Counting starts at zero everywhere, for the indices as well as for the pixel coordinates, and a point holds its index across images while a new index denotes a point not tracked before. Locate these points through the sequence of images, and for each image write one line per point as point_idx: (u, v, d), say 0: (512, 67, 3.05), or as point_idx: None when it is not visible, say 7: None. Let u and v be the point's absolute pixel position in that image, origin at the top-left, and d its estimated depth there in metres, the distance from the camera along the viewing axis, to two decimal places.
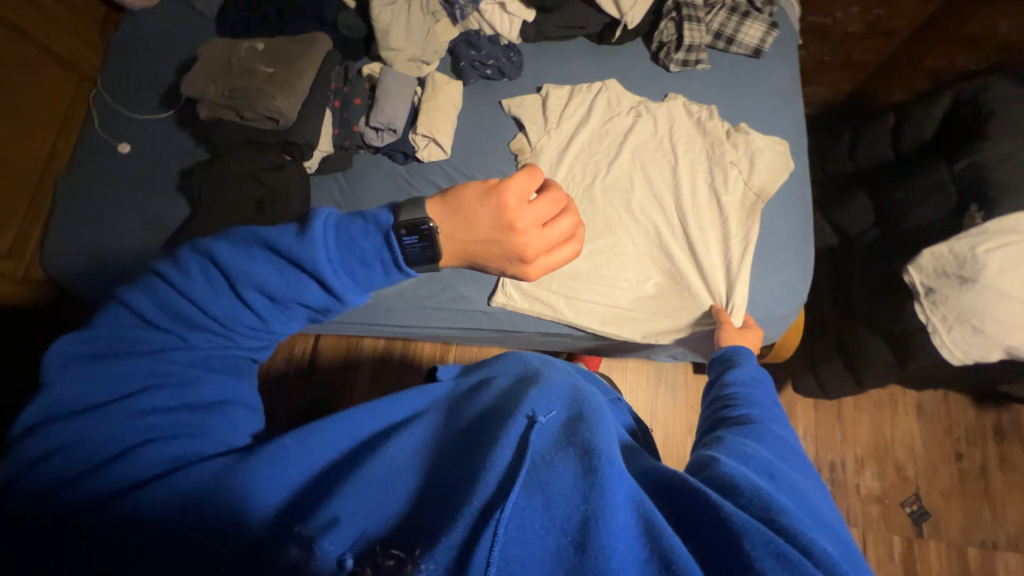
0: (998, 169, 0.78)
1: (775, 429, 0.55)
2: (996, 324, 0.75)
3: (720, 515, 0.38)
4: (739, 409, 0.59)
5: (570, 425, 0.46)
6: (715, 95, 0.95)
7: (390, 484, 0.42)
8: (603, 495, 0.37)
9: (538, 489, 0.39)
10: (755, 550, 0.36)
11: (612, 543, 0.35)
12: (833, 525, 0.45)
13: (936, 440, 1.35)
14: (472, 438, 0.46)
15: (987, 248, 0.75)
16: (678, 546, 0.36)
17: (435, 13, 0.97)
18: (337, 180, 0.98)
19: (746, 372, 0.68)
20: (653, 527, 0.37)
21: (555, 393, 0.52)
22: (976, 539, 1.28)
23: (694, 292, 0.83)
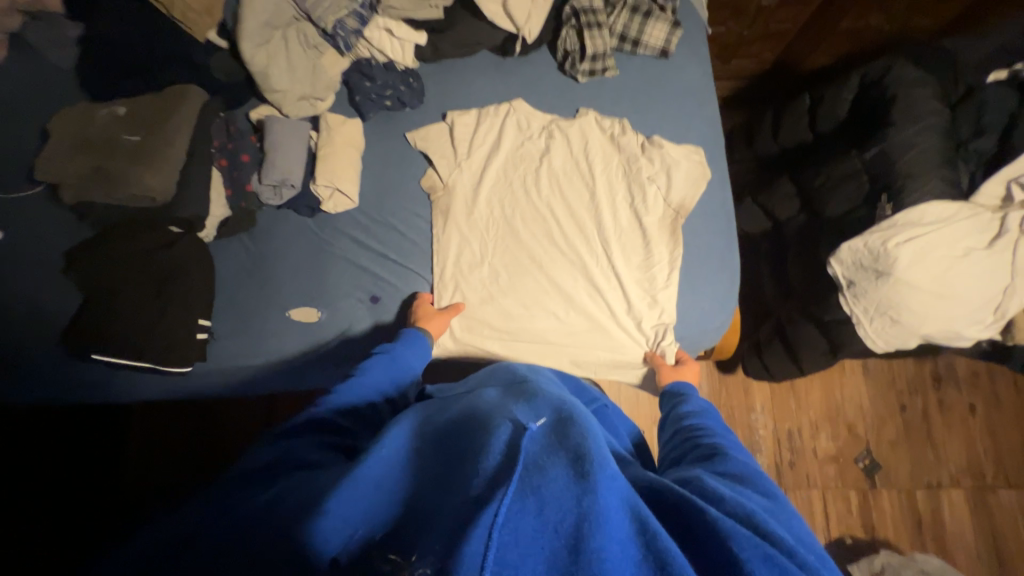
0: (904, 156, 0.78)
1: (741, 451, 0.57)
2: (912, 314, 0.76)
3: (709, 521, 0.40)
4: (707, 433, 0.61)
5: (563, 426, 0.47)
6: (627, 103, 0.92)
7: (381, 489, 0.45)
8: (597, 500, 0.38)
9: (533, 491, 0.39)
10: (744, 552, 0.37)
11: (606, 547, 0.35)
12: (806, 537, 0.46)
13: (881, 394, 1.42)
14: (467, 448, 0.47)
15: (898, 241, 0.75)
16: (671, 545, 0.38)
17: (317, 45, 0.87)
18: (241, 243, 0.90)
19: (698, 403, 0.69)
20: (647, 529, 0.38)
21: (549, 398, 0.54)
22: (923, 480, 1.38)
23: (623, 322, 0.83)
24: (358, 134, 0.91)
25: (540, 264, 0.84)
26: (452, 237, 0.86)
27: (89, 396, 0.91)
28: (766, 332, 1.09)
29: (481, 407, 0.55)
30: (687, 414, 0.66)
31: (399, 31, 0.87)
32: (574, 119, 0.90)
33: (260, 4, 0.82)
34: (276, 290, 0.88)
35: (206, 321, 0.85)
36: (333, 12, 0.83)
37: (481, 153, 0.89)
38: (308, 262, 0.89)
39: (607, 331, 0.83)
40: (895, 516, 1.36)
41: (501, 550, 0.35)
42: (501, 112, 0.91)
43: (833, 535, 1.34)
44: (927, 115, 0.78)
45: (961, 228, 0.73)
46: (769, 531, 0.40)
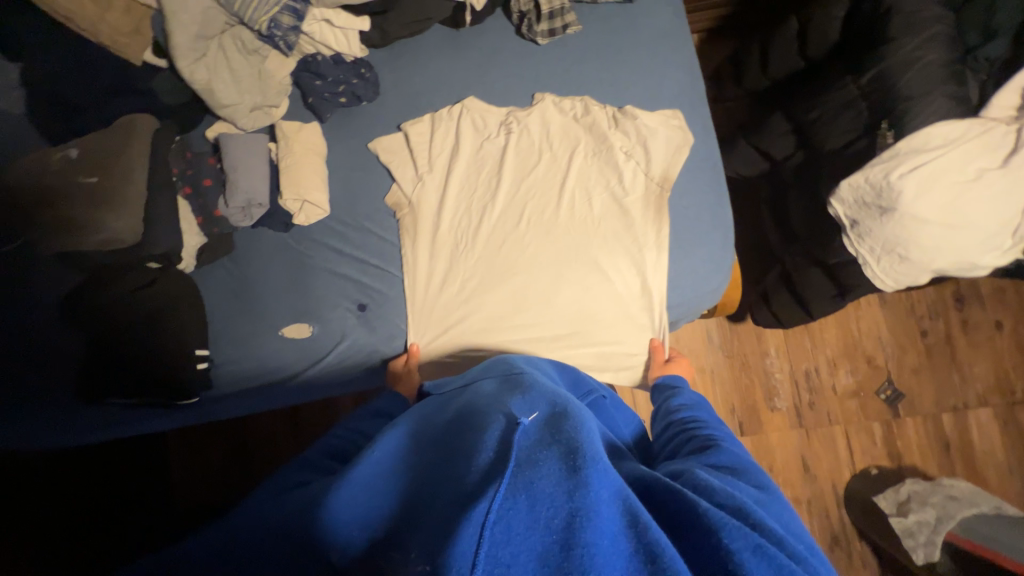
0: (904, 77, 0.70)
1: (734, 446, 0.55)
2: (921, 250, 0.71)
3: (697, 509, 0.37)
4: (701, 429, 0.59)
5: (556, 421, 0.46)
6: (594, 60, 0.86)
7: (374, 488, 0.44)
8: (587, 493, 0.36)
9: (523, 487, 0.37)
10: (733, 541, 0.35)
11: (596, 542, 0.34)
12: (801, 536, 0.44)
13: (901, 323, 1.38)
14: (461, 446, 0.45)
15: (901, 172, 0.69)
16: (660, 536, 0.36)
17: (258, 49, 0.82)
18: (225, 268, 0.90)
19: (688, 398, 0.68)
20: (637, 524, 0.36)
21: (544, 392, 0.52)
22: (948, 403, 1.36)
23: (614, 306, 0.81)
24: (318, 138, 0.87)
25: (519, 263, 0.82)
26: (425, 253, 0.85)
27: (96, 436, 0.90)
28: (772, 280, 1.05)
29: (477, 403, 0.53)
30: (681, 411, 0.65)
31: (339, 20, 0.82)
32: (532, 107, 0.86)
33: (186, 15, 0.76)
34: (266, 311, 0.88)
35: (203, 351, 0.85)
36: (263, 9, 0.77)
37: (443, 160, 0.86)
38: (292, 278, 0.88)
39: (595, 317, 0.81)
40: (921, 441, 1.35)
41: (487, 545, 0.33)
42: (453, 114, 0.86)
43: (859, 466, 1.34)
44: (929, 24, 0.70)
45: (973, 149, 0.66)
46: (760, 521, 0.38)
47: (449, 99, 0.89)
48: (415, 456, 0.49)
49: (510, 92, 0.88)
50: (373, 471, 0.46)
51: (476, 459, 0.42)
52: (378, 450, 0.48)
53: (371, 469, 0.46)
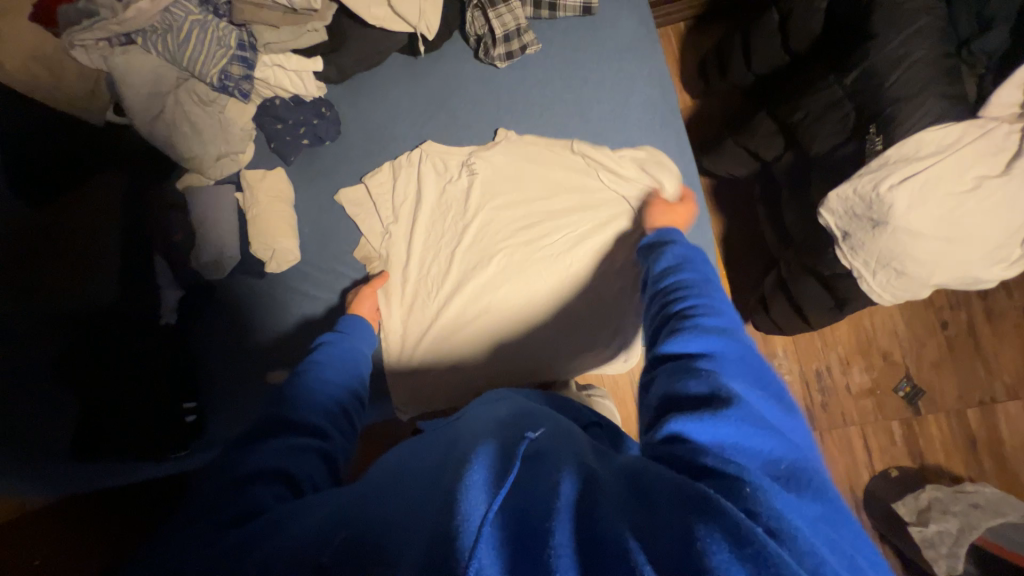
0: (891, 77, 0.64)
1: (727, 327, 0.48)
2: (918, 265, 0.65)
3: (669, 482, 0.34)
4: (688, 305, 0.51)
5: (551, 435, 0.41)
6: (557, 80, 0.84)
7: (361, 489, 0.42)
8: (556, 500, 0.34)
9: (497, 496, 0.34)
10: (693, 513, 0.31)
11: (564, 543, 0.31)
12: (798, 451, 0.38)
13: (918, 315, 1.30)
14: (453, 462, 0.39)
15: (891, 183, 0.63)
16: (620, 528, 0.32)
17: (216, 100, 0.81)
18: (202, 320, 0.89)
19: (670, 255, 0.60)
20: (599, 518, 0.33)
21: (543, 413, 0.47)
22: (974, 399, 1.28)
23: (587, 347, 0.81)
24: (283, 184, 0.86)
25: (487, 310, 0.80)
26: (394, 308, 0.82)
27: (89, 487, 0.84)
28: (768, 287, 0.99)
29: (469, 418, 0.49)
30: (661, 275, 0.58)
31: (291, 63, 0.81)
32: (496, 146, 0.83)
33: (135, 79, 0.76)
34: (249, 361, 0.88)
35: (191, 402, 0.86)
36: (212, 62, 0.76)
37: (406, 211, 0.85)
38: (271, 326, 0.88)
39: (566, 358, 0.81)
40: (945, 439, 1.27)
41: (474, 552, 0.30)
42: (413, 161, 0.85)
43: (878, 468, 1.28)
44: (917, 15, 0.63)
45: (971, 153, 0.60)
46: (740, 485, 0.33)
47: (411, 146, 0.87)
48: (411, 473, 0.43)
49: (468, 129, 0.85)
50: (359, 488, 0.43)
51: (462, 471, 0.37)
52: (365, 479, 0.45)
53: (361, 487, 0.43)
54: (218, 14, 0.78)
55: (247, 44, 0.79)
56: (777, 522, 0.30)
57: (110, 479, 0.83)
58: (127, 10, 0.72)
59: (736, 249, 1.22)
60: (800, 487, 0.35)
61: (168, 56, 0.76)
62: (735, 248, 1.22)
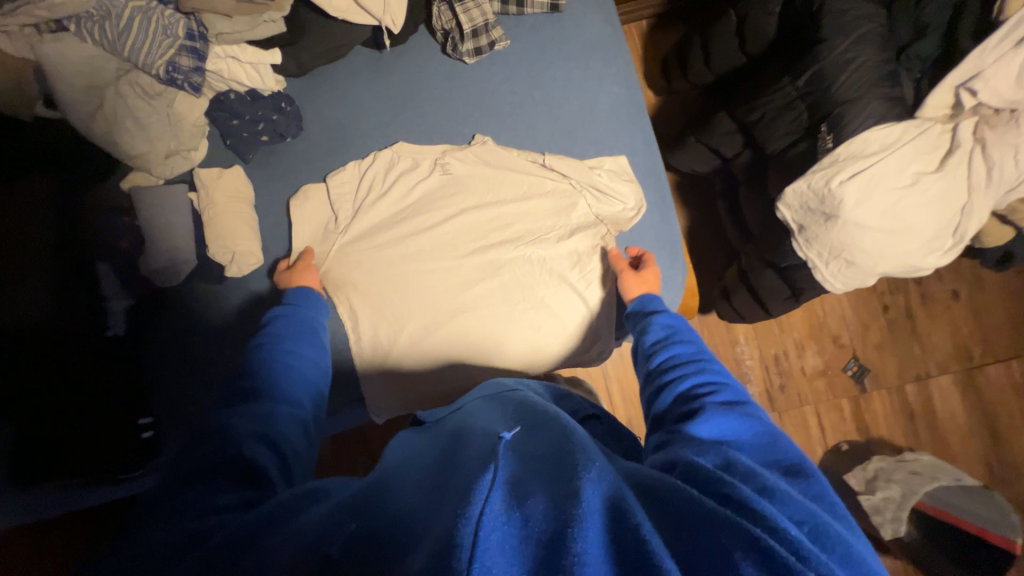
0: (839, 80, 0.68)
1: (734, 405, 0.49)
2: (865, 255, 0.70)
3: (693, 503, 0.35)
4: (692, 387, 0.53)
5: (541, 435, 0.43)
6: (526, 77, 0.84)
7: (363, 496, 0.42)
8: (578, 503, 0.34)
9: (511, 507, 0.35)
10: (725, 537, 0.32)
11: (586, 551, 0.31)
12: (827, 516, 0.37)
13: (863, 301, 1.41)
14: (452, 467, 0.41)
15: (842, 178, 0.67)
16: (652, 538, 0.33)
17: (162, 93, 0.75)
18: (156, 329, 0.83)
19: (661, 329, 0.63)
20: (635, 529, 0.33)
21: (523, 408, 0.49)
22: (911, 375, 1.39)
23: (562, 348, 0.81)
24: (241, 183, 0.81)
25: (461, 310, 0.80)
26: (364, 310, 0.80)
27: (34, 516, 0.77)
28: (730, 278, 1.04)
29: (463, 424, 0.50)
30: (657, 349, 0.61)
31: (246, 55, 0.76)
32: (468, 147, 0.83)
33: (71, 70, 0.70)
34: (210, 372, 0.83)
35: (147, 418, 0.80)
36: (158, 52, 0.71)
37: (375, 211, 0.82)
38: (233, 334, 0.83)
39: (542, 359, 0.81)
40: (887, 413, 1.39)
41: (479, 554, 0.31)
42: (382, 159, 0.83)
43: (830, 443, 1.38)
44: (861, 21, 0.67)
45: (910, 152, 0.65)
46: (762, 510, 0.35)
47: (379, 145, 0.84)
48: (403, 477, 0.44)
49: (435, 127, 0.84)
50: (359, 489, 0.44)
51: (464, 474, 0.39)
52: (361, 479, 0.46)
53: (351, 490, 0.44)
54: (165, 1, 0.72)
55: (198, 34, 0.73)
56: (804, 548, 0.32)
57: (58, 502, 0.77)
58: None
59: (700, 242, 1.27)
60: (827, 540, 0.34)
61: (107, 45, 0.71)
62: (699, 242, 1.27)
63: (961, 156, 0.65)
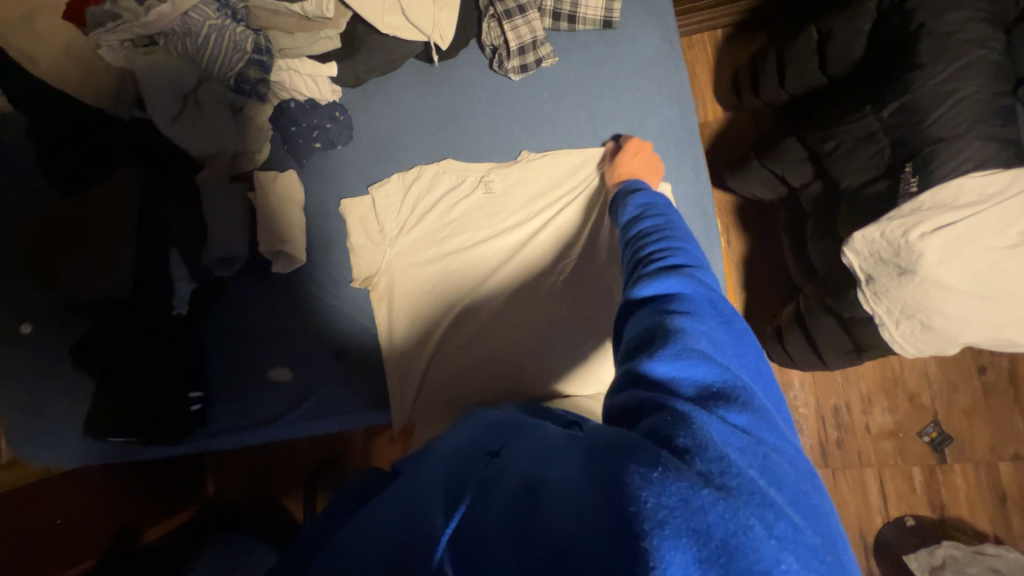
0: (933, 115, 0.58)
1: (672, 273, 0.46)
2: (947, 320, 0.60)
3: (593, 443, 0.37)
4: (640, 266, 0.50)
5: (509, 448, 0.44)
6: (571, 95, 0.81)
7: (363, 524, 0.45)
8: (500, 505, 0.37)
9: (469, 534, 0.36)
10: (603, 467, 0.34)
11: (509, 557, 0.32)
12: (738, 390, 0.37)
13: (952, 357, 1.21)
14: (429, 499, 0.41)
15: (923, 231, 0.58)
16: (558, 506, 0.34)
17: (234, 103, 0.83)
18: (215, 314, 0.92)
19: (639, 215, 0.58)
20: (542, 513, 0.34)
21: (494, 423, 0.50)
22: (1008, 452, 1.19)
23: (579, 366, 0.79)
24: (294, 184, 0.86)
25: (486, 323, 0.82)
26: (394, 316, 0.83)
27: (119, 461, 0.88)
28: (784, 320, 0.95)
29: (450, 440, 0.52)
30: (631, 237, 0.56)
31: (306, 67, 0.82)
32: (511, 166, 0.82)
33: (157, 78, 0.78)
34: (253, 356, 0.90)
35: (196, 392, 0.89)
36: (230, 66, 0.79)
37: (414, 224, 0.84)
38: (274, 325, 0.90)
39: (555, 375, 0.79)
40: (970, 492, 1.19)
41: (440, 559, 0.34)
42: (425, 173, 0.84)
43: (892, 515, 1.21)
44: (968, 47, 0.57)
45: (1016, 208, 0.55)
46: (657, 416, 0.36)
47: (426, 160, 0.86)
48: (390, 493, 0.49)
49: (479, 144, 0.84)
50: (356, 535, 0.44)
51: (434, 498, 0.40)
52: (357, 524, 0.46)
53: (352, 535, 0.44)
54: (238, 18, 0.79)
55: (264, 48, 0.80)
56: (683, 441, 0.32)
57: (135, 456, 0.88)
58: (149, 13, 0.74)
59: (756, 275, 1.16)
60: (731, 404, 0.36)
61: (189, 57, 0.79)
62: (755, 274, 1.16)
63: None
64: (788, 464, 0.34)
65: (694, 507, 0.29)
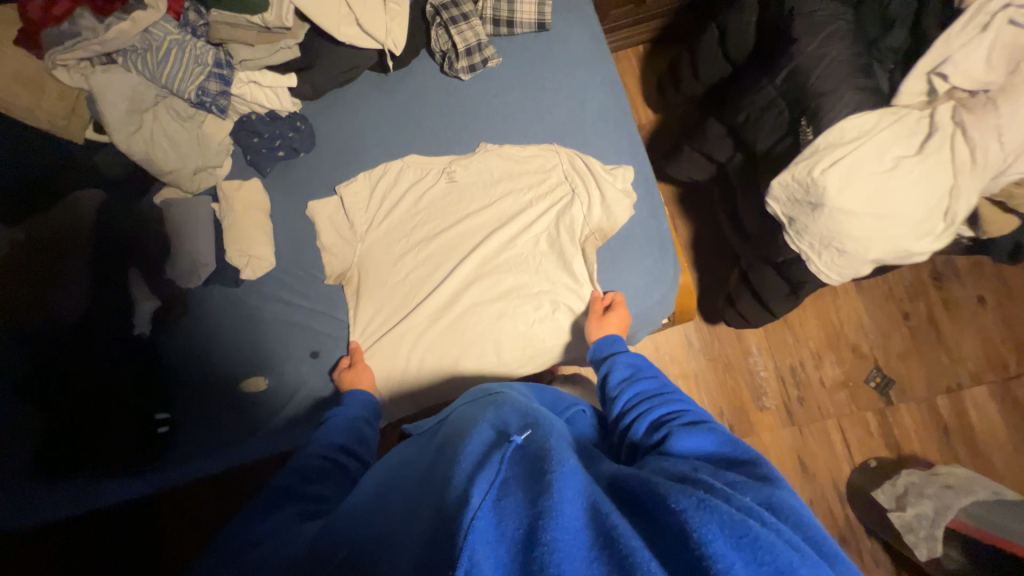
0: (813, 76, 0.71)
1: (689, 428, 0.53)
2: (855, 243, 0.70)
3: (653, 486, 0.39)
4: (653, 420, 0.57)
5: (538, 430, 0.46)
6: (517, 89, 0.90)
7: (365, 511, 0.47)
8: (552, 493, 0.37)
9: (516, 526, 0.36)
10: (679, 502, 0.36)
11: (556, 539, 0.34)
12: (784, 503, 0.41)
13: (880, 307, 1.36)
14: (449, 465, 0.45)
15: (822, 168, 0.68)
16: (621, 525, 0.35)
17: (193, 116, 0.86)
18: (179, 331, 0.90)
19: (623, 369, 0.68)
20: (612, 525, 0.35)
21: (518, 406, 0.53)
22: (942, 386, 1.31)
23: (547, 350, 0.82)
24: (261, 193, 0.89)
25: (457, 305, 0.84)
26: (370, 310, 0.86)
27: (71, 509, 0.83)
28: (733, 283, 1.05)
29: (455, 426, 0.54)
30: (621, 387, 0.65)
31: (266, 79, 0.86)
32: (472, 156, 0.89)
33: (115, 94, 0.79)
34: (220, 367, 0.88)
35: (163, 414, 0.87)
36: (189, 80, 0.81)
37: (384, 218, 0.89)
38: (244, 333, 0.88)
39: (524, 360, 0.83)
40: (918, 428, 1.30)
41: (469, 544, 0.34)
42: (391, 170, 0.90)
43: (857, 460, 1.30)
44: (829, 21, 0.71)
45: (886, 137, 0.66)
46: (718, 489, 0.39)
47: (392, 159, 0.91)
48: (401, 479, 0.51)
49: (438, 141, 0.90)
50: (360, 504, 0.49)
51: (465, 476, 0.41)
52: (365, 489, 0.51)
53: (356, 503, 0.49)
54: (201, 36, 0.83)
55: (224, 62, 0.83)
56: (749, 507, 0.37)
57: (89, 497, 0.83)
58: (108, 31, 0.77)
59: (704, 251, 1.28)
60: (778, 507, 0.40)
61: (148, 74, 0.81)
62: (703, 249, 1.28)
63: (942, 137, 0.64)
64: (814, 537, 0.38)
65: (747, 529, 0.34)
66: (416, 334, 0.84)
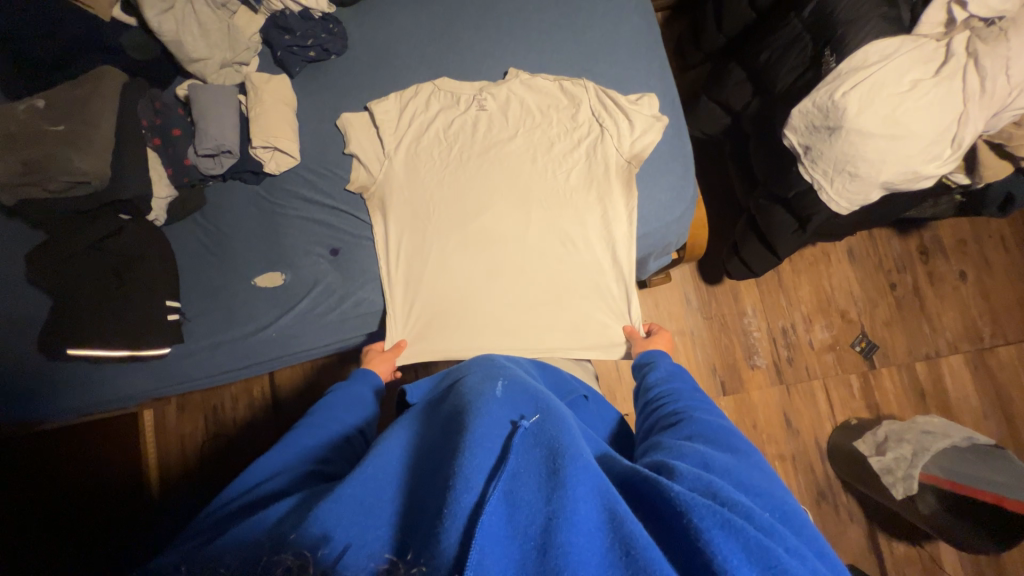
0: (840, 4, 0.75)
1: (710, 421, 0.57)
2: (868, 165, 0.74)
3: (667, 494, 0.41)
4: (673, 408, 0.62)
5: (548, 419, 0.48)
6: (553, 9, 0.92)
7: (378, 480, 0.45)
8: (565, 493, 0.39)
9: (529, 533, 0.38)
10: (701, 520, 0.38)
11: (570, 541, 0.36)
12: (789, 512, 0.45)
13: (869, 276, 1.42)
14: (458, 438, 0.45)
15: (844, 90, 0.72)
16: (636, 530, 0.38)
17: (226, 4, 0.86)
18: (198, 223, 0.90)
19: (663, 371, 0.72)
20: (629, 531, 0.37)
21: (524, 388, 0.54)
22: (921, 353, 1.39)
23: (589, 298, 0.85)
24: (288, 90, 0.88)
25: (484, 235, 0.84)
26: (391, 227, 0.86)
27: (85, 403, 0.87)
28: (740, 229, 1.08)
29: (458, 399, 0.52)
30: (657, 382, 0.69)
31: None
32: (502, 82, 0.88)
33: None
34: (236, 261, 0.88)
35: (174, 303, 0.85)
36: None
37: (410, 135, 0.88)
38: (264, 229, 0.88)
39: (568, 313, 0.85)
40: (898, 392, 1.37)
41: (481, 544, 0.35)
42: (422, 91, 0.88)
43: (839, 420, 1.36)
44: None
45: (905, 62, 0.70)
46: (732, 500, 0.42)
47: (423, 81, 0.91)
48: (417, 452, 0.50)
49: (469, 61, 0.91)
50: (365, 485, 0.44)
51: (478, 476, 0.41)
52: (380, 454, 0.48)
53: (362, 485, 0.44)
54: None
55: None
56: (762, 521, 0.40)
57: (108, 392, 0.87)
58: None
59: (709, 208, 1.32)
60: (790, 521, 0.44)
61: None
62: (708, 206, 1.32)
63: (956, 64, 0.69)
64: (818, 547, 0.43)
65: (764, 555, 0.36)
66: (436, 255, 0.85)
